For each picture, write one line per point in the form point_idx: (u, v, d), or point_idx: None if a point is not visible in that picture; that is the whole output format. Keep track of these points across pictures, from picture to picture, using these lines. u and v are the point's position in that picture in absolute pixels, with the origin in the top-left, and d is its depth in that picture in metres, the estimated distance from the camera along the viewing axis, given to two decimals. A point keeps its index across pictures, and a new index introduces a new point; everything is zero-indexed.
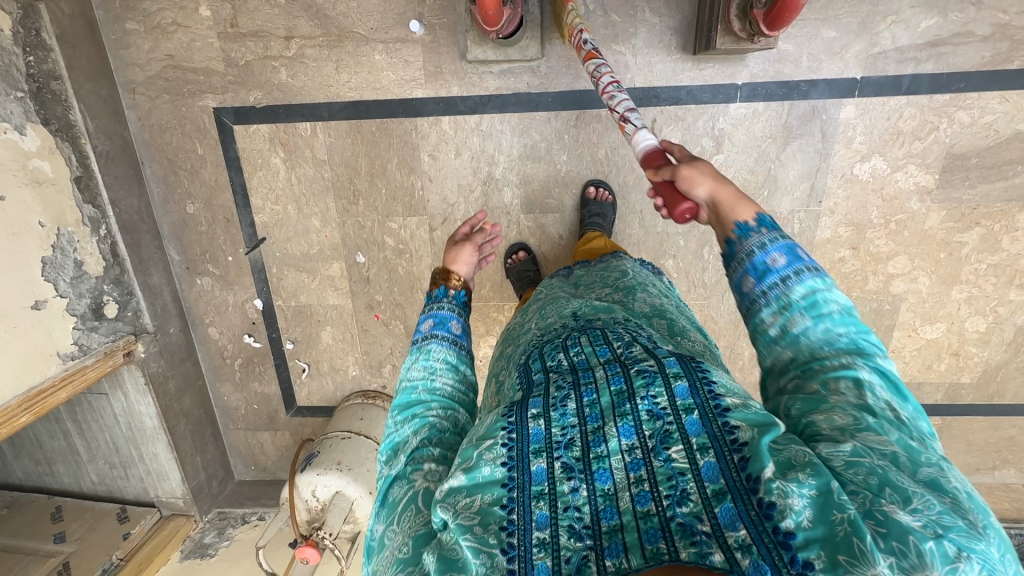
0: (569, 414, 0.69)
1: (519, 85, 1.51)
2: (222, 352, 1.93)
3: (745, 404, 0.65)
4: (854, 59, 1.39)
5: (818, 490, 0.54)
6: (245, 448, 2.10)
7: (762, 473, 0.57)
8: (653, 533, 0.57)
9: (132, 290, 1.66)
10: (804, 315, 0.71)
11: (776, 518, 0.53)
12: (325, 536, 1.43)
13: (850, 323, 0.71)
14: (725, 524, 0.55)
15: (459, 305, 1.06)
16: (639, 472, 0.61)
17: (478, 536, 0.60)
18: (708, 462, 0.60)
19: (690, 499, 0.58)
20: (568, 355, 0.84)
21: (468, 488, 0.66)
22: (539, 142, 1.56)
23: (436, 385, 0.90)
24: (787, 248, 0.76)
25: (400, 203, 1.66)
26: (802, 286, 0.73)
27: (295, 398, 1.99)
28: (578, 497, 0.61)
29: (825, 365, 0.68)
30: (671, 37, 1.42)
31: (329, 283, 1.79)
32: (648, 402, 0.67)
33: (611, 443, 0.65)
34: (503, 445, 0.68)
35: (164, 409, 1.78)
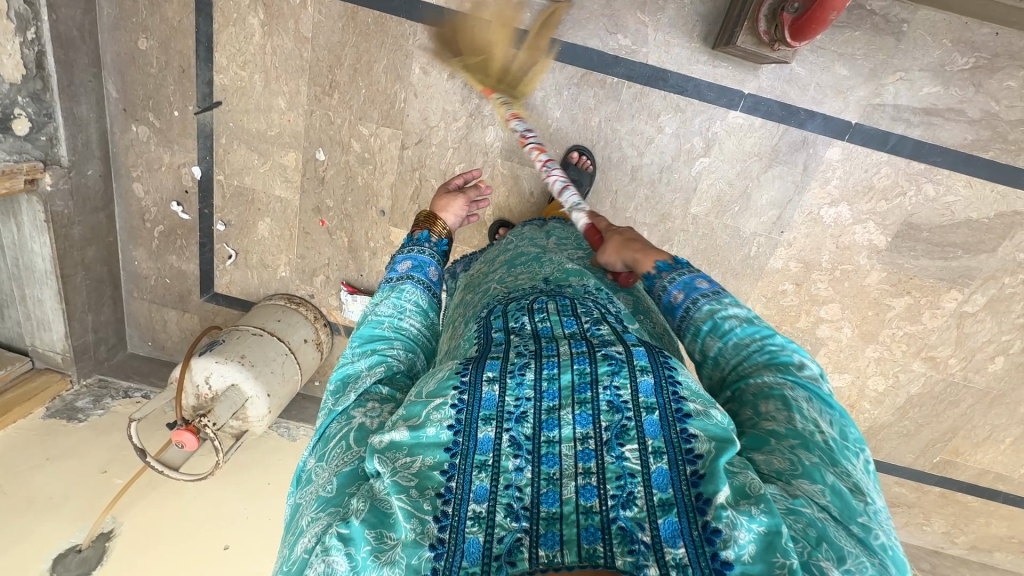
0: (525, 386, 0.67)
1: (533, 23, 1.42)
2: (144, 213, 1.76)
3: (707, 413, 0.64)
4: (854, 103, 1.41)
5: (766, 529, 0.54)
6: (147, 321, 1.96)
7: (714, 496, 0.56)
8: (592, 531, 0.56)
9: (53, 113, 1.46)
10: (712, 338, 0.79)
11: (717, 545, 0.54)
12: (207, 425, 1.34)
13: (754, 334, 0.77)
14: (665, 538, 0.55)
15: (439, 251, 1.09)
16: (588, 465, 0.60)
17: (413, 500, 0.59)
18: (660, 469, 0.59)
19: (635, 504, 0.58)
20: (533, 319, 0.82)
21: (411, 446, 0.64)
22: (537, 90, 1.49)
23: (401, 323, 0.92)
24: (688, 281, 0.84)
25: (376, 108, 1.55)
26: (702, 311, 0.81)
27: (214, 283, 1.86)
28: (521, 477, 0.60)
29: (750, 389, 0.73)
30: (696, 23, 1.38)
31: (280, 173, 1.66)
32: (610, 392, 0.66)
33: (564, 430, 0.63)
34: (452, 407, 0.65)
35: (62, 255, 1.61)
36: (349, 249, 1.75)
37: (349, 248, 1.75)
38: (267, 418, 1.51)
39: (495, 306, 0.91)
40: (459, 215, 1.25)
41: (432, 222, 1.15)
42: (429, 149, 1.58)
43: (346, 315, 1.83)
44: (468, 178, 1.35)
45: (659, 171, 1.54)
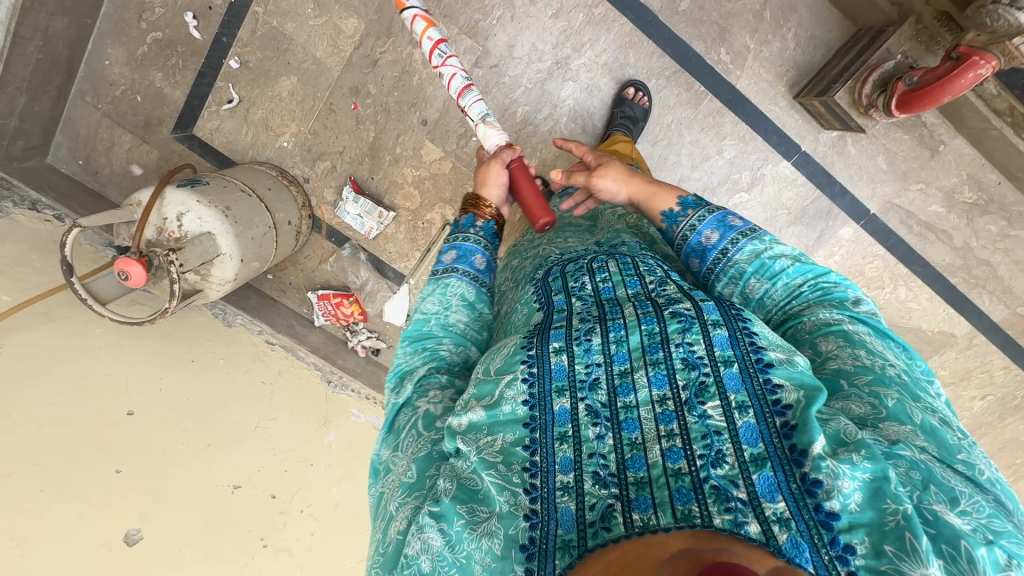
0: (593, 351, 0.65)
1: (652, 2, 1.41)
2: (144, 10, 1.47)
3: (790, 362, 0.62)
4: (878, 196, 1.57)
5: (871, 475, 0.52)
6: (89, 135, 1.62)
7: (810, 447, 0.54)
8: (684, 493, 0.53)
9: None
10: (758, 280, 0.81)
11: (820, 496, 0.51)
12: (172, 265, 1.13)
13: (804, 272, 0.79)
14: (761, 493, 0.53)
15: (486, 235, 0.96)
16: (670, 427, 0.58)
17: (501, 475, 0.59)
18: (747, 423, 0.57)
19: (725, 462, 0.55)
20: (594, 278, 0.77)
21: (488, 425, 0.62)
22: (628, 67, 1.47)
23: (449, 321, 0.83)
24: (720, 221, 0.87)
25: (465, 14, 1.44)
26: (743, 252, 0.83)
27: (195, 124, 1.59)
28: (604, 444, 0.58)
29: (807, 325, 0.75)
30: (789, 71, 1.44)
31: (330, 34, 1.47)
32: (684, 349, 0.63)
33: (641, 393, 0.61)
34: (524, 382, 0.63)
35: (25, 8, 1.28)
36: (371, 146, 1.58)
37: (370, 145, 1.58)
38: (231, 285, 1.29)
39: (552, 266, 0.86)
40: (499, 183, 1.05)
41: (478, 206, 1.01)
42: (501, 78, 1.49)
43: (337, 215, 1.66)
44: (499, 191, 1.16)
45: (702, 190, 1.58)
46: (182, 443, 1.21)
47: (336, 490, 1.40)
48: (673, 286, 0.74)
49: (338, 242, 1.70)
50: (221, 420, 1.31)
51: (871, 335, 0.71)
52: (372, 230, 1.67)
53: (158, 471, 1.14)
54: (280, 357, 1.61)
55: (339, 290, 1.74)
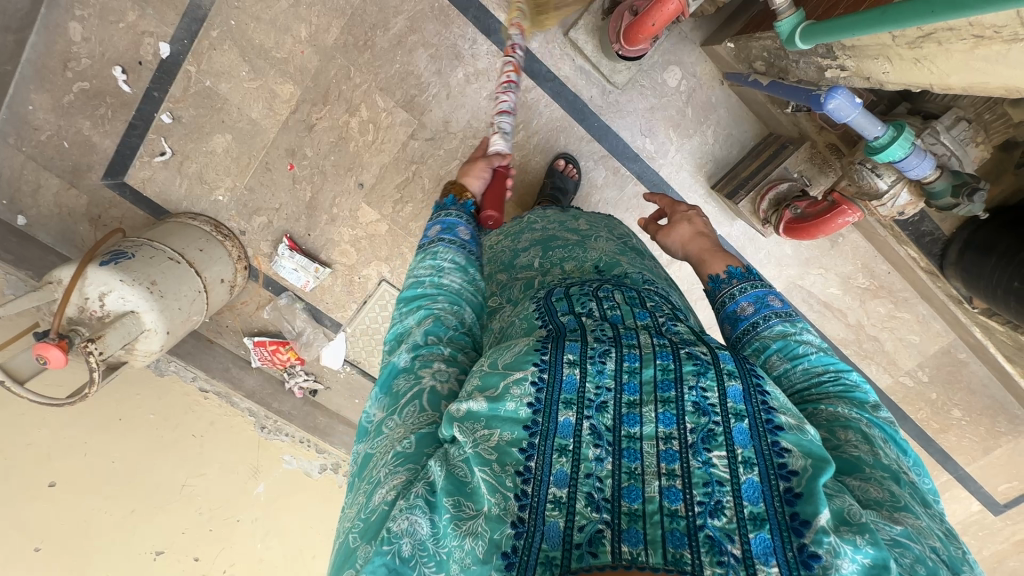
0: (605, 375, 0.59)
1: (584, 90, 1.47)
2: (70, 59, 1.43)
3: (801, 428, 0.56)
4: (784, 277, 1.70)
5: (872, 561, 0.47)
6: (11, 177, 1.56)
7: (814, 519, 0.48)
8: (677, 536, 0.49)
9: None
10: (780, 358, 0.73)
11: (815, 571, 0.46)
12: (92, 352, 1.15)
13: (828, 364, 0.72)
14: (756, 555, 0.47)
15: (466, 213, 0.96)
16: (672, 466, 0.53)
17: (495, 476, 0.53)
18: (750, 480, 0.51)
19: (724, 513, 0.50)
20: (601, 305, 0.71)
21: (487, 418, 0.57)
22: (561, 147, 1.53)
23: (442, 281, 0.80)
24: (761, 296, 0.80)
25: (401, 88, 1.46)
26: (773, 330, 0.76)
27: (126, 173, 1.56)
28: (602, 468, 0.53)
29: (823, 413, 0.66)
30: (708, 163, 1.53)
31: (266, 98, 1.47)
32: (696, 394, 0.57)
33: (646, 427, 0.55)
34: (533, 385, 0.58)
35: None
36: (307, 205, 1.60)
37: (308, 204, 1.60)
38: (157, 355, 1.33)
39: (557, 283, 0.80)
40: (484, 178, 1.06)
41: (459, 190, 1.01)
42: (437, 151, 1.53)
43: (273, 267, 1.67)
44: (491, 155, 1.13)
45: None
46: (100, 512, 1.28)
47: (261, 545, 1.49)
48: (683, 326, 0.70)
49: (275, 291, 1.73)
50: (147, 480, 1.36)
51: (888, 444, 0.64)
52: (309, 283, 1.70)
53: (79, 543, 1.24)
54: (214, 406, 1.63)
55: (275, 337, 1.78)
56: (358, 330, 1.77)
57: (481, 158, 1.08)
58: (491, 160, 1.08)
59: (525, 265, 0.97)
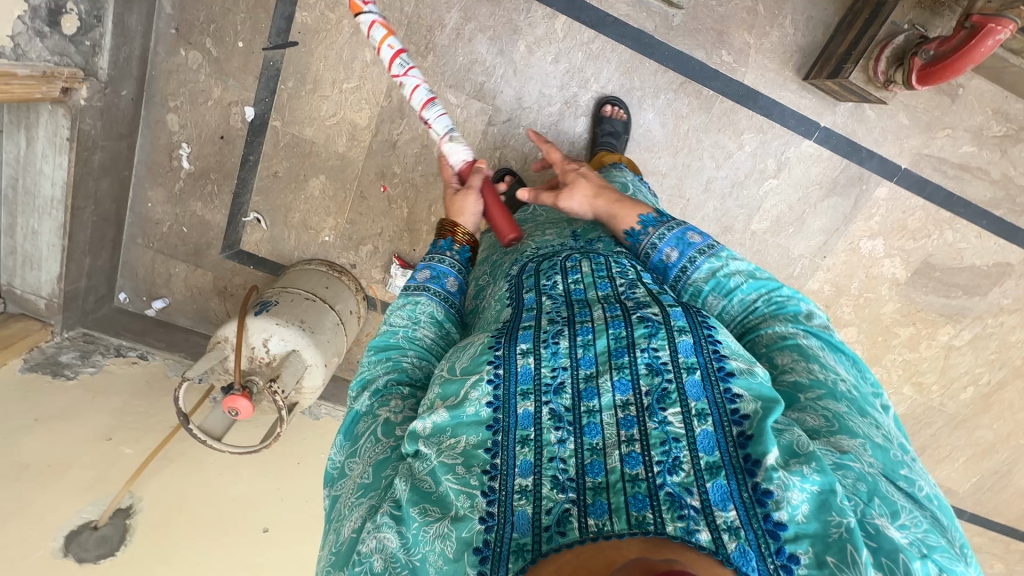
0: (560, 355, 0.65)
1: (646, 24, 1.44)
2: (173, 149, 1.55)
3: (751, 372, 0.62)
4: (906, 150, 1.58)
5: (820, 488, 0.52)
6: (146, 273, 1.71)
7: (764, 457, 0.54)
8: (640, 498, 0.53)
9: (103, 17, 1.26)
10: (718, 297, 0.81)
11: (769, 506, 0.51)
12: (275, 392, 1.21)
13: (758, 288, 0.80)
14: (715, 502, 0.52)
15: (462, 261, 0.97)
16: (631, 432, 0.57)
17: (459, 478, 0.58)
18: (705, 431, 0.57)
19: (682, 469, 0.54)
20: (566, 280, 0.78)
21: (451, 427, 0.62)
22: (636, 89, 1.50)
23: (417, 335, 0.84)
24: (680, 234, 0.86)
25: (470, 80, 1.48)
26: (702, 270, 0.83)
27: (240, 240, 1.67)
28: (564, 448, 0.58)
29: (764, 340, 0.76)
30: (794, 54, 1.47)
31: (348, 130, 1.54)
32: (648, 355, 0.63)
33: (603, 398, 0.61)
34: (489, 383, 0.63)
35: (78, 181, 1.37)
36: (406, 221, 1.64)
37: (406, 221, 1.64)
38: (322, 389, 1.38)
39: (524, 266, 0.86)
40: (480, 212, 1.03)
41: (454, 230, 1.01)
42: (516, 130, 1.54)
43: (389, 290, 1.72)
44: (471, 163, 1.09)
45: (732, 186, 1.61)
46: (315, 547, 1.35)
47: None
48: (643, 289, 0.74)
49: None
50: None
51: (829, 355, 0.72)
52: None
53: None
54: None
55: None
56: None
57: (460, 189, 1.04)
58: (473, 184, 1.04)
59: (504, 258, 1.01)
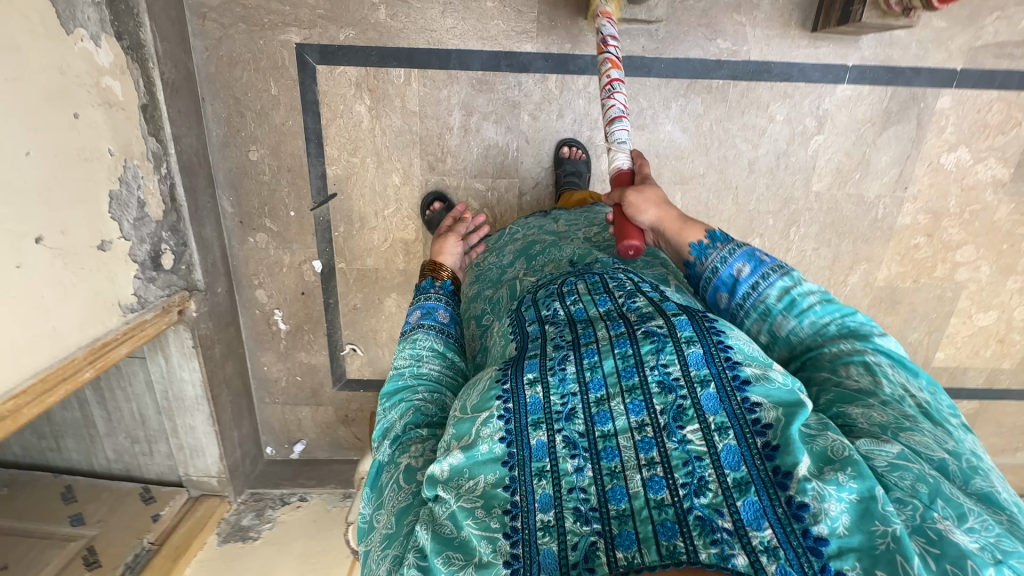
0: (568, 380, 0.58)
1: (633, 48, 1.45)
2: (270, 317, 1.76)
3: (768, 375, 0.55)
4: (957, 51, 1.44)
5: (859, 496, 0.46)
6: (282, 424, 1.92)
7: (795, 469, 0.47)
8: (668, 526, 0.48)
9: (187, 241, 1.46)
10: (787, 316, 0.71)
11: (807, 521, 0.45)
12: None
13: (834, 311, 0.70)
14: (748, 522, 0.47)
15: (445, 295, 0.96)
16: (650, 454, 0.52)
17: (479, 522, 0.51)
18: (728, 447, 0.51)
19: (709, 489, 0.49)
20: (564, 303, 0.69)
21: (468, 467, 0.55)
22: (645, 109, 1.51)
23: (423, 370, 0.77)
24: (748, 255, 0.76)
25: (491, 163, 1.56)
26: (775, 288, 0.72)
27: (346, 371, 1.84)
28: (583, 477, 0.53)
29: (826, 355, 0.68)
30: (793, 13, 1.42)
31: (402, 248, 1.66)
32: (659, 372, 0.56)
33: (618, 421, 0.55)
34: (501, 419, 0.56)
35: (210, 375, 1.60)
36: None
37: None
38: None
39: (523, 297, 0.78)
40: (460, 257, 1.15)
41: (436, 269, 1.04)
42: (546, 190, 1.59)
43: None
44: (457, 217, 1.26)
45: (777, 159, 1.54)
46: None
47: None
48: (644, 297, 0.66)
49: None
50: None
51: (894, 367, 0.64)
52: None
53: None
54: None
55: None
56: None
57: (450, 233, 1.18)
58: (458, 232, 1.17)
59: (500, 286, 0.96)
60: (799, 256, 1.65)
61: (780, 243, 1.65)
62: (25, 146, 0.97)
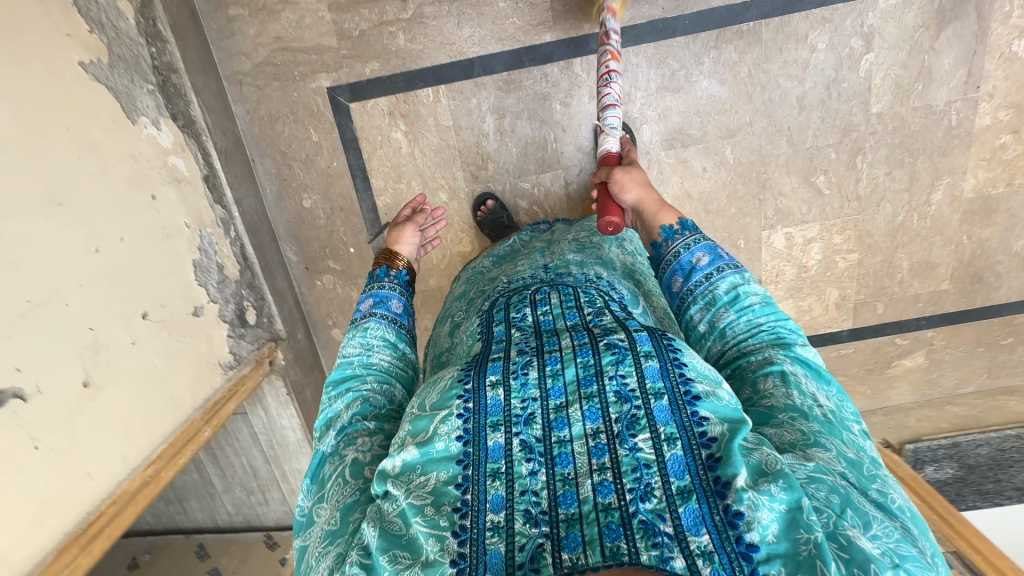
0: (530, 385, 0.63)
1: (654, 12, 1.43)
2: None
3: (716, 393, 0.62)
4: None
5: (788, 505, 0.52)
6: None
7: (733, 480, 0.53)
8: (614, 529, 0.53)
9: (264, 295, 1.54)
10: (728, 309, 0.77)
11: (741, 528, 0.51)
12: None
13: (769, 313, 0.76)
14: (687, 527, 0.52)
15: (401, 284, 1.01)
16: (602, 460, 0.57)
17: (427, 519, 0.57)
18: (675, 456, 0.56)
19: (654, 495, 0.54)
20: (535, 311, 0.76)
21: (422, 463, 0.61)
22: (676, 70, 1.48)
23: (372, 360, 0.85)
24: (709, 248, 0.84)
25: (533, 159, 1.56)
26: (725, 280, 0.80)
27: None
28: (536, 481, 0.57)
29: (751, 363, 0.73)
30: None
31: (460, 262, 1.68)
32: (616, 382, 0.62)
33: (574, 427, 0.59)
34: (459, 418, 0.62)
35: (307, 418, 1.67)
36: None
37: None
38: None
39: (498, 301, 0.86)
40: (417, 248, 1.14)
41: (392, 258, 1.06)
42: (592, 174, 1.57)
43: None
44: (415, 206, 1.25)
45: (827, 88, 1.47)
46: None
47: None
48: (610, 315, 0.72)
49: None
50: None
51: (809, 379, 0.69)
52: None
53: None
54: None
55: None
56: None
57: (409, 220, 1.19)
58: (417, 222, 1.17)
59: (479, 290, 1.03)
60: (872, 184, 1.56)
61: (848, 176, 1.55)
62: (120, 232, 1.05)
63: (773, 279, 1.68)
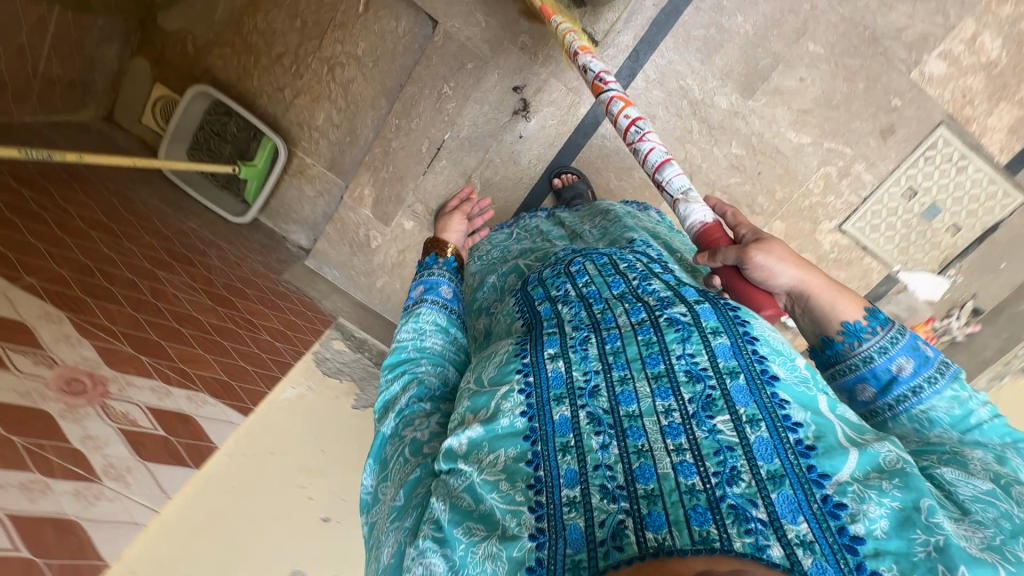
0: (590, 360, 0.63)
1: (649, 12, 1.44)
2: None
3: (797, 378, 0.59)
4: None
5: (903, 505, 0.48)
6: None
7: (834, 473, 0.50)
8: (700, 512, 0.49)
9: None
10: (949, 429, 0.62)
11: (843, 518, 0.47)
12: None
13: (1004, 434, 0.60)
14: (782, 514, 0.48)
15: (448, 271, 0.99)
16: (678, 440, 0.54)
17: (504, 495, 0.55)
18: (760, 438, 0.53)
19: (742, 479, 0.51)
20: (575, 283, 0.75)
21: (489, 441, 0.59)
22: (706, 33, 1.44)
23: (425, 344, 0.82)
24: (912, 347, 0.67)
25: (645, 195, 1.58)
26: (941, 398, 0.63)
27: None
28: (609, 454, 0.55)
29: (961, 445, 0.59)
30: None
31: None
32: (684, 361, 0.60)
33: (643, 403, 0.58)
34: (521, 392, 0.61)
35: None
36: None
37: None
38: None
39: (529, 277, 0.83)
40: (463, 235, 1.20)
41: (439, 248, 1.06)
42: (704, 168, 1.54)
43: None
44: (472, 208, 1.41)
45: None
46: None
47: None
48: (660, 284, 0.72)
49: None
50: None
51: None
52: None
53: None
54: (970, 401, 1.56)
55: None
56: (902, 255, 1.55)
57: (459, 212, 1.27)
58: (464, 215, 1.25)
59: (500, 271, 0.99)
60: None
61: None
62: None
63: (964, 102, 1.41)
